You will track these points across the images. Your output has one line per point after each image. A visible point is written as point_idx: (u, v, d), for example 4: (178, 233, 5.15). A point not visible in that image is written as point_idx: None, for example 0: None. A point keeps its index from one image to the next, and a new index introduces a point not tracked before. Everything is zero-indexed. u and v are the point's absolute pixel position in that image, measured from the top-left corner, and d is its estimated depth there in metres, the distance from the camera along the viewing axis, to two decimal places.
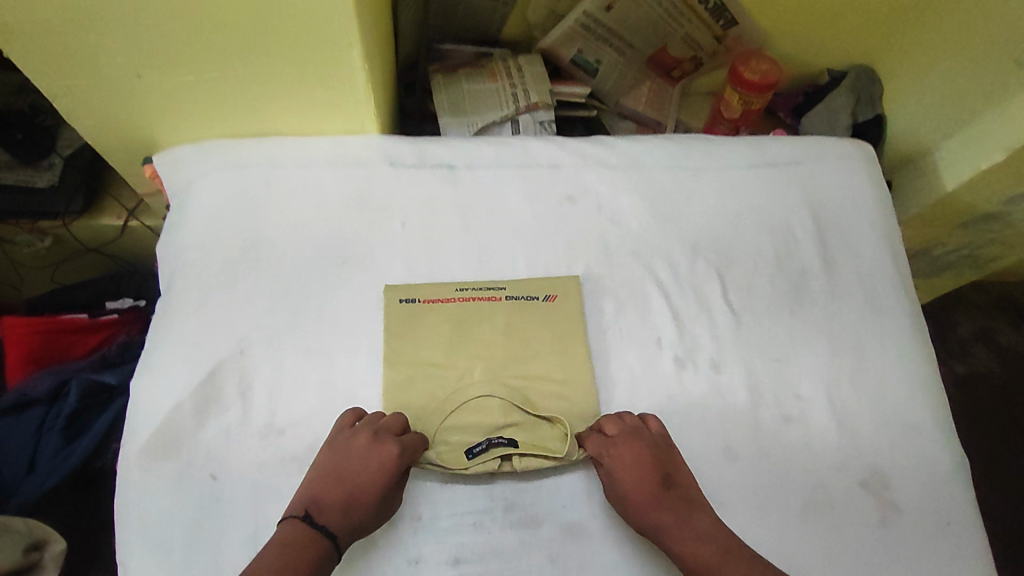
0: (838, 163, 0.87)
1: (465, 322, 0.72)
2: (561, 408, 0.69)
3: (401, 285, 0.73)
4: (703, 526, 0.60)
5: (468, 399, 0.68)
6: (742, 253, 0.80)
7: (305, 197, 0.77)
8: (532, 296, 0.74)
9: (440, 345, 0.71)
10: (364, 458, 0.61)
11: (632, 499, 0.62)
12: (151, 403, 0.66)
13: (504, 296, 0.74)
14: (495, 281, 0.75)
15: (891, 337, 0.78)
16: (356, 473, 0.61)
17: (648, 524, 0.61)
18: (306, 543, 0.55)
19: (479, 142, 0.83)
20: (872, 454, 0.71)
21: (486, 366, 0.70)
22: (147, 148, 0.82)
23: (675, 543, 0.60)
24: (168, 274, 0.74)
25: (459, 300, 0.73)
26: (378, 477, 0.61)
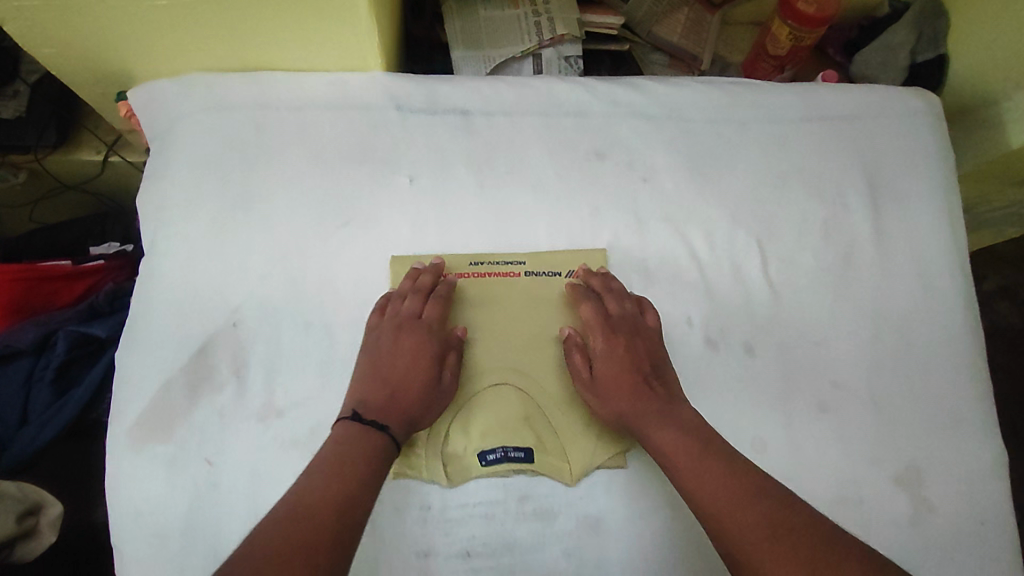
0: (900, 118, 0.77)
1: (479, 300, 0.66)
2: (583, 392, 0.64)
3: (409, 255, 0.66)
4: (679, 415, 0.57)
5: (482, 386, 0.63)
6: (787, 221, 0.72)
7: (301, 145, 0.68)
8: (554, 271, 0.68)
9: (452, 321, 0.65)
10: (394, 348, 0.59)
11: (610, 378, 0.60)
12: (138, 380, 0.61)
13: (523, 272, 0.67)
14: (513, 253, 0.68)
15: (942, 318, 0.72)
16: (391, 366, 0.59)
17: (623, 401, 0.59)
18: (360, 438, 0.53)
19: (498, 83, 0.73)
20: (909, 446, 0.67)
21: (501, 349, 0.64)
22: (120, 82, 0.72)
23: (646, 422, 0.57)
24: (151, 233, 0.66)
25: (472, 276, 0.67)
26: (414, 362, 0.59)
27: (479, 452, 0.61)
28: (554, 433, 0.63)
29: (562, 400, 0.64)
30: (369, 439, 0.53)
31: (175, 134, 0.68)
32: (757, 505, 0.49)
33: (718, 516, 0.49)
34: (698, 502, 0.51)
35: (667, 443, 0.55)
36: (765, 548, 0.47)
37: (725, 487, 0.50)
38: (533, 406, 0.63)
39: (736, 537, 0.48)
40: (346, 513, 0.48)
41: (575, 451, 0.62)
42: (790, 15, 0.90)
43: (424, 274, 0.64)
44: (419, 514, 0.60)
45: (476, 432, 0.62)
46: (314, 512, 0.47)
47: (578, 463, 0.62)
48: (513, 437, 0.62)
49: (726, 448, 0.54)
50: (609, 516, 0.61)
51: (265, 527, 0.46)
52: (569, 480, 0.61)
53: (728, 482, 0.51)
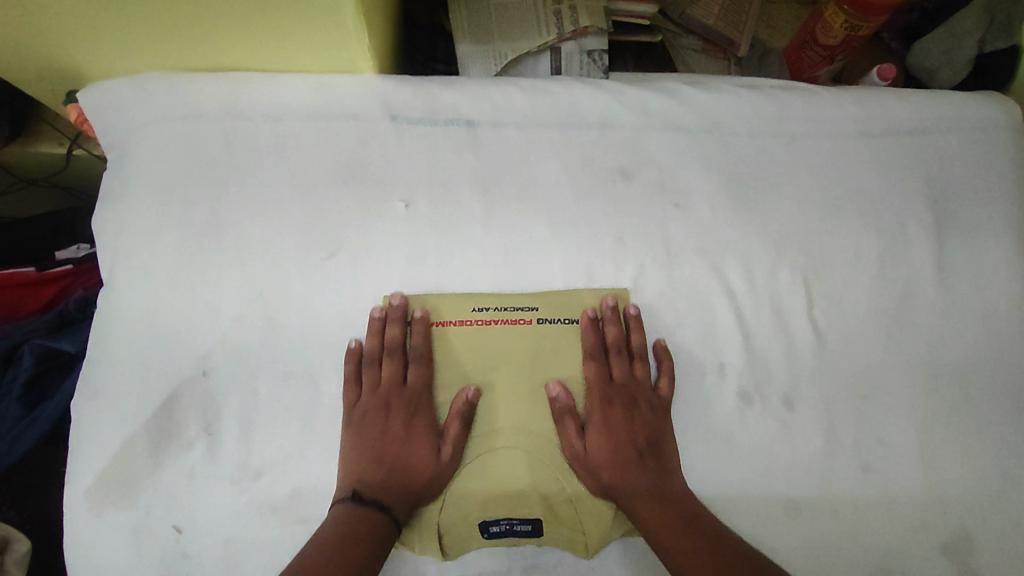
0: (974, 133, 0.67)
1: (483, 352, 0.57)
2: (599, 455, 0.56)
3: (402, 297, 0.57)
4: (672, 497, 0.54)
5: (484, 453, 0.55)
6: (838, 253, 0.63)
7: (280, 161, 0.59)
8: (571, 318, 0.59)
9: (452, 375, 0.57)
10: (381, 424, 0.55)
11: (603, 450, 0.56)
12: (96, 435, 0.54)
13: (536, 319, 0.58)
14: (524, 297, 0.59)
15: (1008, 369, 0.63)
16: (383, 444, 0.55)
17: (613, 475, 0.55)
18: (355, 523, 0.50)
19: (509, 88, 0.63)
20: (963, 514, 0.60)
21: (508, 409, 0.56)
22: (70, 79, 0.62)
23: (633, 500, 0.54)
24: (108, 261, 0.58)
25: (476, 324, 0.58)
26: (408, 437, 0.56)
27: (481, 523, 0.54)
28: (568, 505, 0.55)
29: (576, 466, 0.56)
30: (365, 524, 0.50)
31: (135, 146, 0.59)
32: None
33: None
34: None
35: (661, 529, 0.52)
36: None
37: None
38: (543, 475, 0.55)
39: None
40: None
41: (591, 524, 0.55)
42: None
43: (389, 326, 0.56)
44: None
45: (477, 502, 0.54)
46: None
47: (595, 536, 0.55)
48: (520, 508, 0.55)
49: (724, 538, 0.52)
50: None
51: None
52: (580, 556, 0.56)
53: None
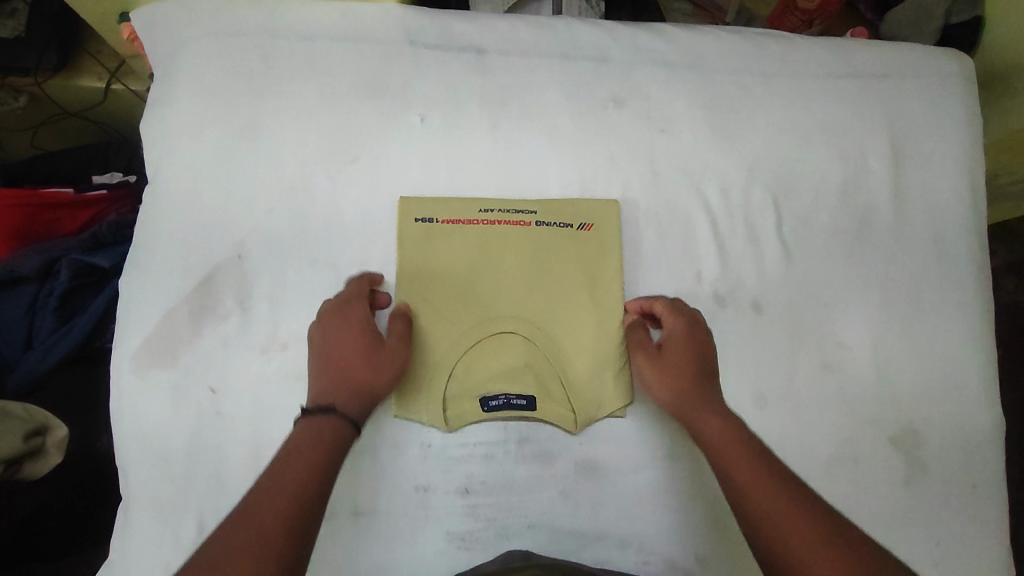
0: (930, 79, 0.74)
1: (487, 248, 0.65)
2: (587, 345, 0.64)
3: (418, 199, 0.65)
4: (738, 424, 0.54)
5: (486, 334, 0.63)
6: (804, 179, 0.71)
7: (311, 76, 0.66)
8: (565, 223, 0.66)
9: (459, 266, 0.64)
10: (328, 340, 0.57)
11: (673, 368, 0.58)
12: (141, 307, 0.61)
13: (534, 222, 0.66)
14: (524, 203, 0.66)
15: (954, 287, 0.71)
16: (331, 359, 0.56)
17: (682, 390, 0.57)
18: (330, 442, 0.50)
19: (515, 23, 0.70)
20: (908, 410, 0.67)
21: (508, 299, 0.64)
22: (123, 2, 0.69)
23: (703, 411, 0.56)
24: (154, 160, 0.65)
25: (482, 223, 0.65)
26: (350, 342, 0.57)
27: (482, 397, 0.62)
28: (559, 386, 0.63)
29: (567, 354, 0.64)
30: (327, 435, 0.51)
31: (179, 59, 0.66)
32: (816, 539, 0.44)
33: (770, 538, 0.46)
34: (749, 505, 0.48)
35: (724, 445, 0.53)
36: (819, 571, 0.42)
37: (782, 509, 0.46)
38: (538, 357, 0.63)
39: (786, 558, 0.44)
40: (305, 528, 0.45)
41: (579, 402, 0.62)
42: None
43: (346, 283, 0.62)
44: (419, 449, 0.60)
45: (479, 378, 0.62)
46: (273, 524, 0.43)
47: (584, 412, 0.62)
48: (516, 384, 0.62)
49: (782, 468, 0.50)
50: (606, 462, 0.62)
51: (230, 535, 0.43)
52: (571, 432, 0.62)
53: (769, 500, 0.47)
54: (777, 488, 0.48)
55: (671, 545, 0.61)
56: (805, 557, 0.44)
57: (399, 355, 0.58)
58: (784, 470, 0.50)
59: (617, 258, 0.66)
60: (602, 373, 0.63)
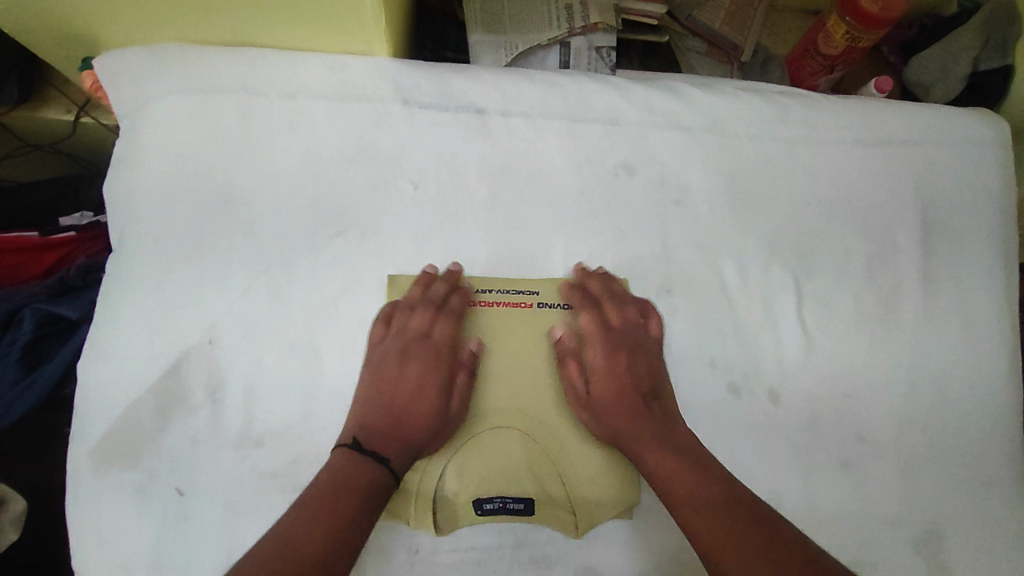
0: (963, 146, 0.69)
1: (483, 332, 0.59)
2: (591, 441, 0.58)
3: (408, 278, 0.59)
4: (672, 443, 0.53)
5: (479, 430, 0.56)
6: (828, 255, 0.65)
7: (293, 137, 0.60)
8: (570, 304, 0.61)
9: (451, 351, 0.58)
10: (399, 376, 0.55)
11: (599, 399, 0.56)
12: (103, 397, 0.55)
13: (536, 303, 0.60)
14: (526, 282, 0.61)
15: (983, 375, 0.66)
16: (403, 399, 0.54)
17: (613, 422, 0.55)
18: (337, 500, 0.47)
19: (520, 79, 0.64)
20: (934, 510, 0.63)
21: (507, 389, 0.58)
22: (88, 47, 0.63)
23: (631, 440, 0.54)
24: (120, 228, 0.59)
25: (478, 305, 0.59)
26: (419, 388, 0.55)
27: (474, 500, 0.56)
28: (559, 488, 0.57)
29: (571, 453, 0.57)
30: (352, 481, 0.48)
31: (148, 116, 0.60)
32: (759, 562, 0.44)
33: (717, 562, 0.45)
34: (694, 535, 0.48)
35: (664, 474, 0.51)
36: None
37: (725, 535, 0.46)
38: (536, 454, 0.57)
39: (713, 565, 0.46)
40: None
41: (581, 505, 0.56)
42: (850, 11, 0.81)
43: (437, 284, 0.58)
44: (406, 556, 0.56)
45: (472, 480, 0.56)
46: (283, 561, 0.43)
47: (586, 517, 0.56)
48: (513, 486, 0.56)
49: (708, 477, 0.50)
50: (609, 568, 0.57)
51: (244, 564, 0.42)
52: (571, 536, 0.57)
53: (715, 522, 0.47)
54: (718, 514, 0.47)
55: None
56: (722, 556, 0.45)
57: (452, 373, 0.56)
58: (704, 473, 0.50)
59: None
60: (610, 473, 0.57)
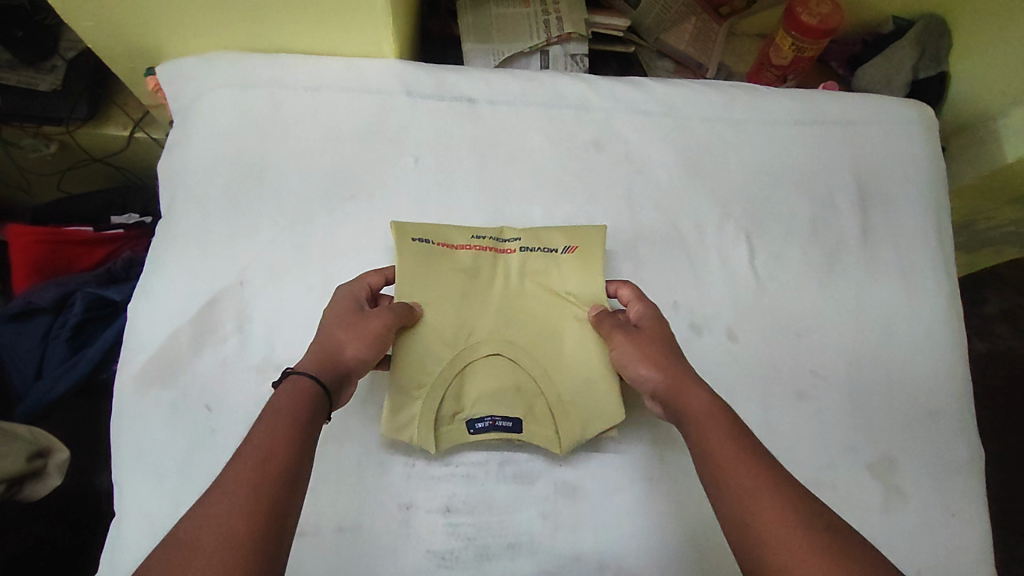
0: (891, 125, 0.79)
1: (477, 272, 0.68)
2: (575, 367, 0.65)
3: (408, 222, 0.67)
4: (715, 397, 0.55)
5: (475, 355, 0.65)
6: (776, 216, 0.75)
7: (314, 122, 0.72)
8: (550, 249, 0.69)
9: (450, 287, 0.67)
10: (332, 327, 0.59)
11: (650, 354, 0.59)
12: (148, 329, 0.65)
13: (518, 248, 0.69)
14: (510, 231, 0.70)
15: (924, 318, 0.73)
16: (332, 337, 0.58)
17: (666, 370, 0.57)
18: (296, 418, 0.50)
19: (505, 76, 0.77)
20: (885, 437, 0.69)
21: (494, 322, 0.67)
22: (150, 58, 0.77)
23: (676, 393, 0.56)
24: (169, 196, 0.70)
25: (473, 248, 0.68)
26: (338, 331, 0.58)
27: (468, 419, 0.64)
28: (546, 408, 0.64)
29: (552, 373, 0.65)
30: (296, 387, 0.52)
31: (197, 108, 0.72)
32: (781, 504, 0.45)
33: (736, 495, 0.47)
34: (730, 482, 0.48)
35: (702, 417, 0.53)
36: (782, 531, 0.44)
37: (747, 471, 0.48)
38: (524, 378, 0.65)
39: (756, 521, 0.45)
40: (273, 528, 0.43)
41: (565, 424, 0.63)
42: (793, 26, 0.93)
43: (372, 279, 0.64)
44: (404, 469, 0.63)
45: (467, 401, 0.64)
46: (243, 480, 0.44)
47: (568, 435, 0.63)
48: (502, 407, 0.64)
49: (756, 443, 0.51)
50: (584, 483, 0.64)
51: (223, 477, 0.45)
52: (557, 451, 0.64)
53: (741, 452, 0.49)
54: (758, 467, 0.48)
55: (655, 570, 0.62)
56: (771, 519, 0.45)
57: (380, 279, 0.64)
58: (751, 435, 0.51)
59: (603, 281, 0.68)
60: (591, 393, 0.65)
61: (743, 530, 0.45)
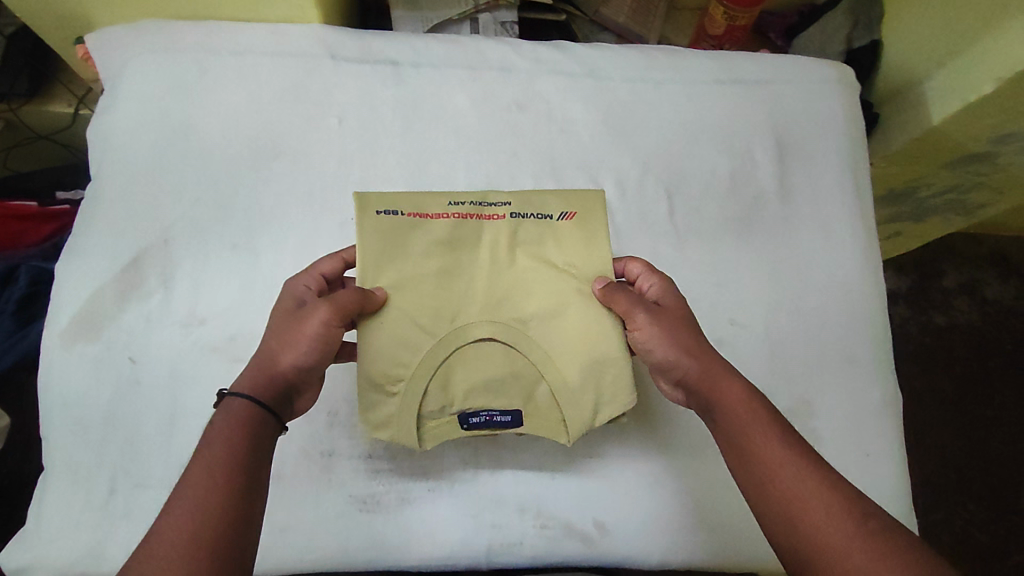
0: (811, 86, 0.81)
1: (457, 244, 0.64)
2: (576, 351, 0.61)
3: (375, 194, 0.62)
4: (753, 391, 0.54)
5: (466, 341, 0.61)
6: (696, 173, 0.77)
7: (240, 85, 0.73)
8: (543, 215, 0.65)
9: (431, 267, 0.63)
10: (274, 332, 0.55)
11: (678, 339, 0.56)
12: (74, 287, 0.66)
13: (507, 214, 0.65)
14: (497, 197, 0.65)
15: (841, 269, 0.76)
16: (274, 345, 0.55)
17: (699, 359, 0.55)
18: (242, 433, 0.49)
19: (430, 41, 0.78)
20: (803, 383, 0.71)
21: (482, 303, 0.63)
22: (79, 27, 0.78)
23: (712, 387, 0.54)
24: (97, 159, 0.72)
25: (452, 218, 0.64)
26: (275, 339, 0.55)
27: (462, 414, 0.61)
28: (548, 397, 0.62)
29: (551, 354, 0.62)
30: (237, 408, 0.50)
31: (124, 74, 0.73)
32: (837, 512, 0.45)
33: (786, 505, 0.47)
34: (783, 491, 0.47)
35: (740, 417, 0.52)
36: (842, 542, 0.44)
37: (799, 480, 0.47)
38: (521, 364, 0.62)
39: (815, 533, 0.45)
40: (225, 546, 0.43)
41: (571, 416, 0.61)
42: None
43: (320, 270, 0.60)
44: (326, 418, 0.66)
45: (458, 393, 0.61)
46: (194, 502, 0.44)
47: (575, 425, 0.61)
48: (499, 399, 0.61)
49: (800, 443, 0.50)
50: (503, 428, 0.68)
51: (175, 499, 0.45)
52: (565, 441, 0.61)
53: (790, 455, 0.49)
54: (807, 472, 0.48)
55: (569, 513, 0.65)
56: (831, 531, 0.45)
57: (335, 266, 0.61)
58: (792, 433, 0.51)
59: (603, 251, 0.64)
60: (594, 378, 0.61)
61: (804, 542, 0.46)
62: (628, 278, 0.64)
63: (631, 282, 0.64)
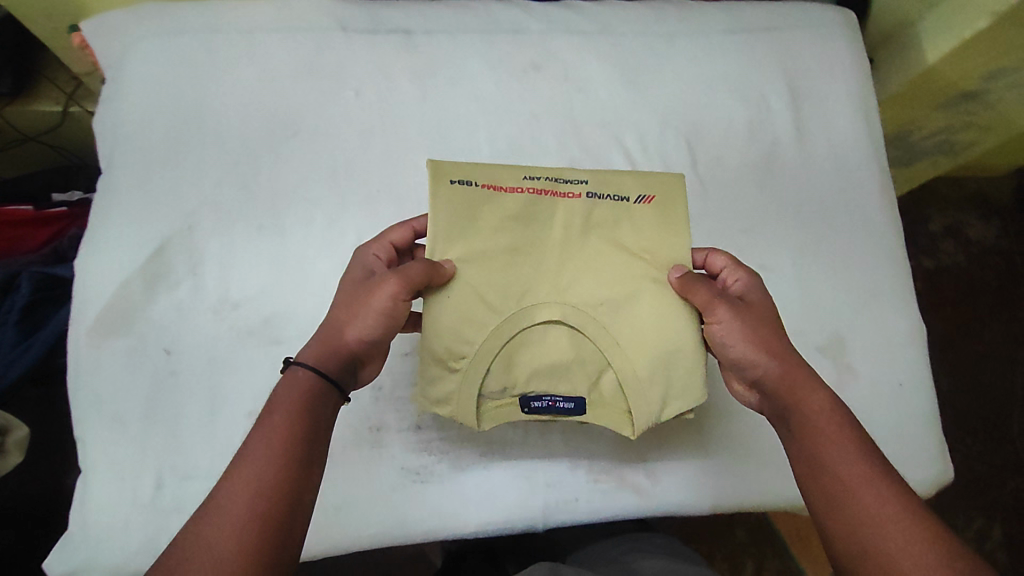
0: (818, 32, 0.82)
1: (531, 220, 0.59)
2: (651, 341, 0.57)
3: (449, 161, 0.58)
4: (837, 403, 0.50)
5: (531, 322, 0.58)
6: (714, 123, 0.77)
7: (251, 63, 0.71)
8: (620, 196, 0.60)
9: (501, 243, 0.58)
10: (342, 302, 0.53)
11: (761, 337, 0.52)
12: (95, 281, 0.64)
13: (583, 193, 0.60)
14: (574, 173, 0.60)
15: (861, 208, 0.77)
16: (341, 316, 0.52)
17: (782, 360, 0.52)
18: (304, 399, 0.47)
19: (439, 7, 0.77)
20: (835, 322, 0.72)
21: (552, 284, 0.58)
22: (74, 12, 0.75)
23: (791, 391, 0.51)
24: (106, 148, 0.69)
25: (527, 193, 0.59)
26: (343, 309, 0.53)
27: (524, 397, 0.58)
28: (614, 385, 0.58)
29: (621, 340, 0.57)
30: (296, 378, 0.48)
31: (127, 58, 0.71)
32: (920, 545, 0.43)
33: (858, 524, 0.45)
34: (860, 509, 0.45)
35: (819, 424, 0.49)
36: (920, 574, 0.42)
37: (882, 500, 0.45)
38: (589, 351, 0.58)
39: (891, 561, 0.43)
40: (282, 519, 0.41)
41: (637, 405, 0.57)
42: None
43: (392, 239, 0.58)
44: (371, 393, 0.65)
45: (521, 375, 0.57)
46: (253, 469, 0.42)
47: (641, 418, 0.57)
48: (563, 385, 0.58)
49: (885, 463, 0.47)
50: None
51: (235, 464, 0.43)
52: (625, 434, 0.58)
53: (874, 474, 0.46)
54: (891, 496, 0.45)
55: (621, 467, 0.66)
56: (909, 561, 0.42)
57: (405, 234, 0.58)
58: (877, 453, 0.48)
59: (686, 239, 0.59)
60: (663, 373, 0.57)
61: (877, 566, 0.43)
62: (710, 270, 0.60)
63: (713, 274, 0.60)
